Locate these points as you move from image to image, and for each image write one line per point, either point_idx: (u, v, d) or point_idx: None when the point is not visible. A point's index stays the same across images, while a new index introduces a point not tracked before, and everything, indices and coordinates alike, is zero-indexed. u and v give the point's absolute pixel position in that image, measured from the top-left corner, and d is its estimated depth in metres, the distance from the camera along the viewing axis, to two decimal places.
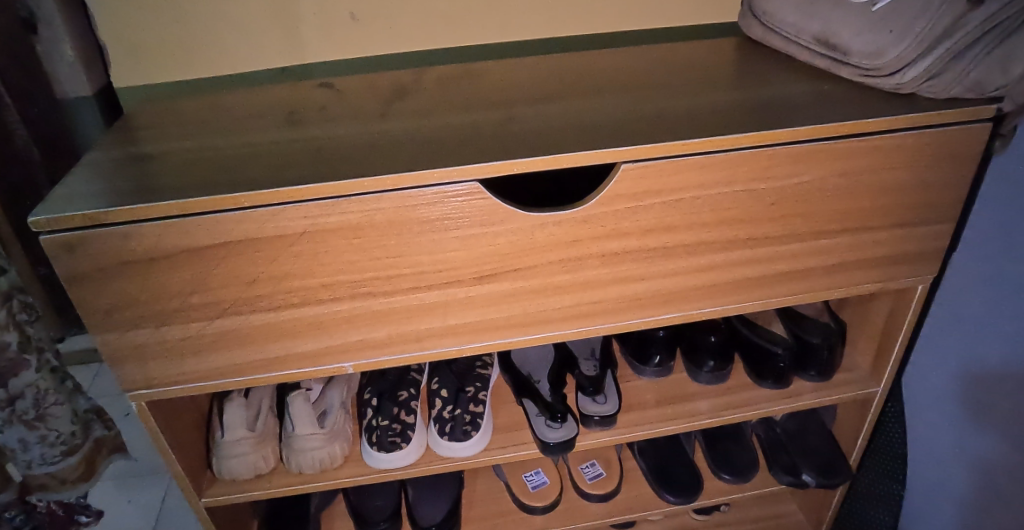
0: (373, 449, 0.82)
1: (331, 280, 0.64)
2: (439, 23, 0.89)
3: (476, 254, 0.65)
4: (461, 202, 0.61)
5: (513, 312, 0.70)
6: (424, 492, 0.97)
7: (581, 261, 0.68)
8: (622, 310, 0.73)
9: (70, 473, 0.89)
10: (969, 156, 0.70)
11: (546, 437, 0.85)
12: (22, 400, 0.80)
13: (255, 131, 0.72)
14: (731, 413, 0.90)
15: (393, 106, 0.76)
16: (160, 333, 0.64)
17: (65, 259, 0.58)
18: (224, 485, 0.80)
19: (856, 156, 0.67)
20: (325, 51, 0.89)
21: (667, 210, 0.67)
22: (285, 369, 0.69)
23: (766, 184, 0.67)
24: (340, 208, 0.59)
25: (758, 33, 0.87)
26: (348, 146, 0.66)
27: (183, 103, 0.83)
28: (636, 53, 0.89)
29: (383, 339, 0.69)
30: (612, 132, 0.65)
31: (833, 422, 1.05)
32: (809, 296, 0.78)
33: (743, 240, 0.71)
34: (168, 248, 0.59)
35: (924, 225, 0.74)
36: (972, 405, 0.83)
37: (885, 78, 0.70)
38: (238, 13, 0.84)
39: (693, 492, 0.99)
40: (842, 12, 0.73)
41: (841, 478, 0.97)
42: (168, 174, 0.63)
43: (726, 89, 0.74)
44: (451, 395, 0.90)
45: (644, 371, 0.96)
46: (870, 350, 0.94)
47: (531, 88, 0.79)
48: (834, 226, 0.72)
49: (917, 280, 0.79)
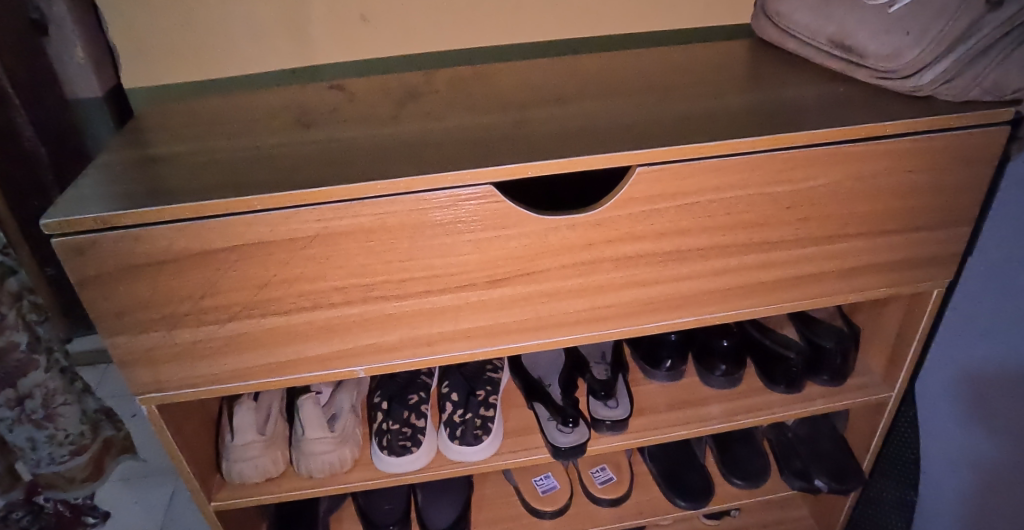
0: (384, 453, 0.81)
1: (342, 283, 0.63)
2: (448, 25, 0.89)
3: (489, 257, 0.64)
4: (474, 205, 0.61)
5: (525, 315, 0.69)
6: (432, 495, 0.96)
7: (594, 264, 0.67)
8: (636, 314, 0.72)
9: (78, 473, 0.90)
10: (987, 159, 0.69)
11: (557, 442, 0.84)
12: (31, 400, 0.80)
13: (265, 134, 0.71)
14: (743, 417, 0.90)
15: (404, 108, 0.75)
16: (171, 336, 0.64)
17: (76, 262, 0.58)
18: (234, 489, 0.80)
19: (873, 159, 0.66)
20: (335, 53, 0.88)
21: (681, 214, 0.66)
22: (296, 372, 0.69)
23: (782, 188, 0.66)
24: (353, 211, 0.59)
25: (771, 35, 0.86)
26: (360, 149, 0.65)
27: (194, 105, 0.83)
28: (648, 55, 0.88)
29: (395, 342, 0.68)
30: (627, 135, 0.64)
31: (845, 427, 1.03)
32: (824, 300, 0.77)
33: (758, 244, 0.70)
34: (179, 251, 0.59)
35: (940, 229, 0.73)
36: (986, 410, 0.82)
37: (902, 80, 0.69)
38: (248, 14, 0.83)
39: (704, 497, 0.98)
40: (857, 13, 0.73)
41: (854, 484, 0.96)
42: (180, 176, 0.62)
43: (740, 92, 0.74)
44: (462, 399, 0.91)
45: (656, 375, 0.95)
46: (883, 354, 0.93)
47: (543, 90, 0.78)
48: (850, 230, 0.71)
49: (932, 284, 0.79)
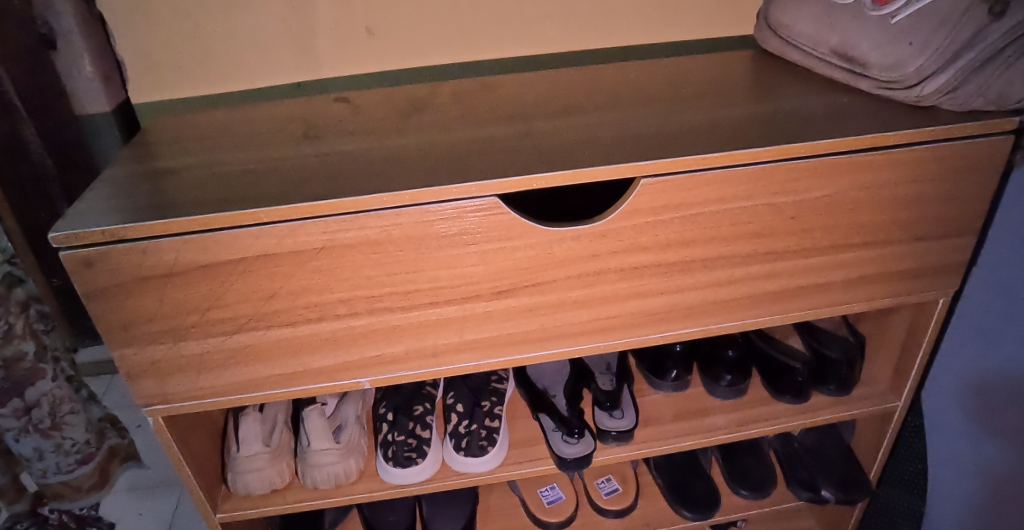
0: (389, 466, 0.81)
1: (348, 295, 0.63)
2: (453, 36, 0.89)
3: (495, 269, 0.65)
4: (479, 217, 0.61)
5: (531, 326, 0.70)
6: (437, 506, 0.96)
7: (600, 275, 0.68)
8: (640, 325, 0.72)
9: (85, 481, 0.93)
10: (991, 167, 0.69)
11: (563, 453, 0.84)
12: (38, 409, 0.82)
13: (271, 147, 0.72)
14: (750, 428, 0.89)
15: (409, 120, 0.76)
16: (178, 349, 0.64)
17: (84, 275, 0.58)
18: (238, 501, 0.80)
19: (877, 170, 0.66)
20: (340, 66, 0.89)
21: (687, 224, 0.66)
22: (302, 384, 0.69)
23: (786, 198, 0.67)
24: (359, 223, 0.59)
25: (774, 45, 0.86)
26: (366, 162, 0.65)
27: (203, 117, 0.84)
28: (651, 66, 0.89)
29: (399, 354, 0.68)
30: (632, 147, 0.64)
31: (852, 437, 1.03)
32: (829, 310, 0.77)
33: (762, 254, 0.70)
34: (185, 264, 0.59)
35: (946, 238, 0.73)
36: (993, 419, 0.82)
37: (905, 90, 0.69)
38: (255, 28, 0.84)
39: (710, 508, 0.98)
40: (860, 24, 0.73)
41: (862, 495, 0.95)
42: (188, 189, 0.63)
43: (745, 102, 0.74)
44: (467, 409, 0.90)
45: (661, 385, 0.95)
46: (890, 364, 0.92)
47: (547, 103, 0.78)
48: (855, 240, 0.71)
49: (938, 293, 0.78)
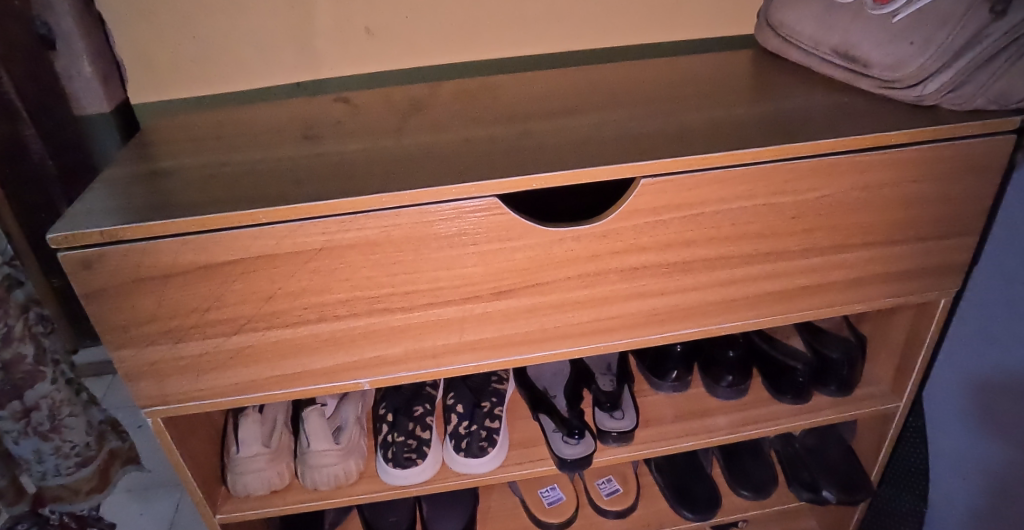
0: (389, 466, 0.81)
1: (348, 296, 0.63)
2: (452, 35, 0.89)
3: (495, 269, 0.65)
4: (478, 217, 0.61)
5: (531, 327, 0.69)
6: (438, 507, 0.96)
7: (600, 275, 0.67)
8: (641, 325, 0.72)
9: (84, 484, 0.92)
10: (992, 167, 0.68)
11: (563, 453, 0.84)
12: (37, 411, 0.81)
13: (270, 147, 0.71)
14: (751, 428, 0.89)
15: (409, 121, 0.76)
16: (177, 349, 0.64)
17: (83, 276, 0.58)
18: (238, 502, 0.80)
19: (878, 169, 0.66)
20: (340, 66, 0.89)
21: (687, 224, 0.66)
22: (301, 385, 0.69)
23: (787, 198, 0.66)
24: (358, 224, 0.59)
25: (775, 45, 0.86)
26: (366, 162, 0.65)
27: (203, 118, 0.84)
28: (651, 66, 0.89)
29: (399, 355, 0.68)
30: (633, 147, 0.64)
31: (853, 437, 1.03)
32: (830, 310, 0.76)
33: (763, 254, 0.70)
34: (184, 265, 0.59)
35: (947, 238, 0.73)
36: (994, 418, 0.81)
37: (906, 90, 0.69)
38: (254, 28, 0.84)
39: (710, 508, 0.97)
40: (860, 23, 0.73)
41: (863, 495, 0.95)
42: (187, 189, 0.63)
43: (746, 102, 0.74)
44: (467, 410, 0.90)
45: (661, 385, 0.95)
46: (891, 364, 0.92)
47: (547, 103, 0.78)
48: (856, 240, 0.71)
49: (940, 293, 0.78)
